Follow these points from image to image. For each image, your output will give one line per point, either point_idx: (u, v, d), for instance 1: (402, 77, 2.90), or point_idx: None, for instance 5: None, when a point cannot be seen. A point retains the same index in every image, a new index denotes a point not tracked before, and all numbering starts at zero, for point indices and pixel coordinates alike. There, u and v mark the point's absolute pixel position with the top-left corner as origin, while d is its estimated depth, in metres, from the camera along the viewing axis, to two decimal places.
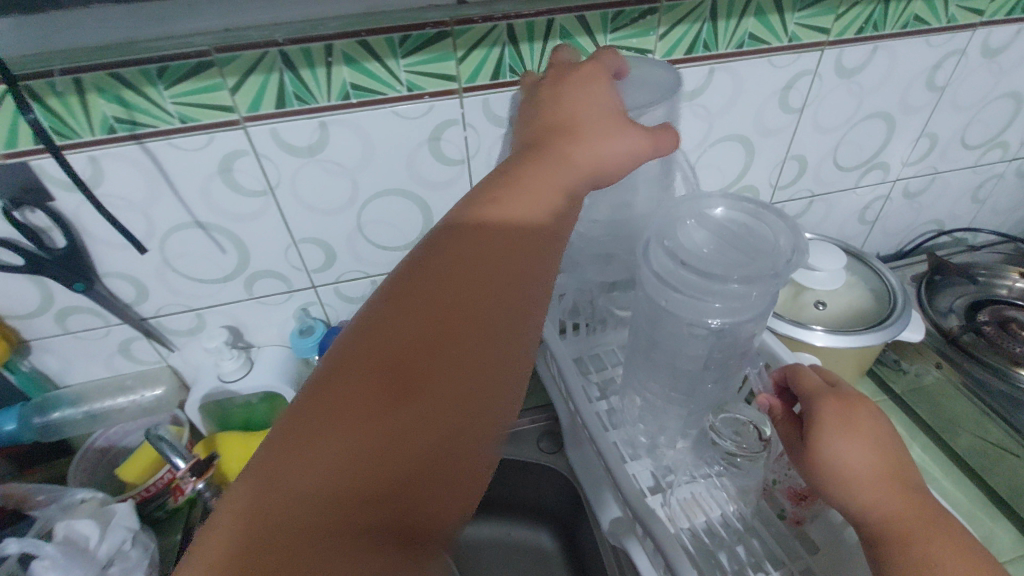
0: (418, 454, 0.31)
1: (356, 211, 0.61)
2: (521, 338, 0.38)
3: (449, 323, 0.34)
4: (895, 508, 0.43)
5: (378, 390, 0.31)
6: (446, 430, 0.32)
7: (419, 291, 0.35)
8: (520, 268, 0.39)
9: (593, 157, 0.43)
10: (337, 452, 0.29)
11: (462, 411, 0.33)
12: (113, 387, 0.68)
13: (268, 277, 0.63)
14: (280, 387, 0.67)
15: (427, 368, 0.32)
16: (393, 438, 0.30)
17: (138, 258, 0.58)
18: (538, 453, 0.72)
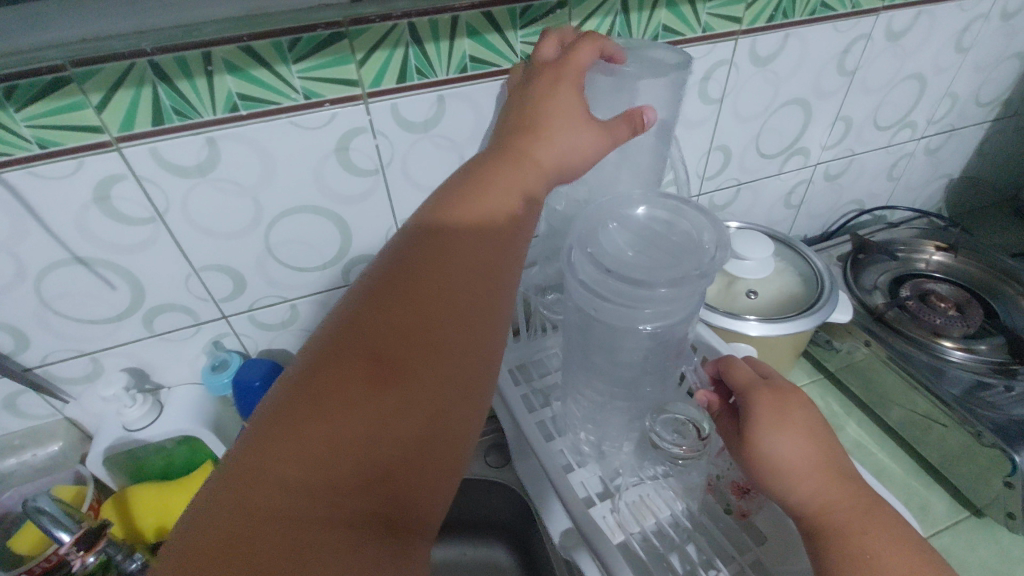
0: (403, 441, 0.29)
1: (263, 231, 0.56)
2: (502, 324, 0.36)
3: (396, 329, 0.32)
4: (831, 497, 0.43)
5: (359, 377, 0.30)
6: (401, 439, 0.29)
7: (398, 279, 0.34)
8: (498, 254, 0.38)
9: (554, 155, 0.43)
10: (319, 442, 0.28)
11: (426, 411, 0.30)
12: None
13: (171, 310, 0.58)
14: (194, 428, 0.61)
15: (407, 354, 0.31)
16: (377, 427, 0.29)
17: (12, 302, 0.51)
18: (485, 468, 0.70)
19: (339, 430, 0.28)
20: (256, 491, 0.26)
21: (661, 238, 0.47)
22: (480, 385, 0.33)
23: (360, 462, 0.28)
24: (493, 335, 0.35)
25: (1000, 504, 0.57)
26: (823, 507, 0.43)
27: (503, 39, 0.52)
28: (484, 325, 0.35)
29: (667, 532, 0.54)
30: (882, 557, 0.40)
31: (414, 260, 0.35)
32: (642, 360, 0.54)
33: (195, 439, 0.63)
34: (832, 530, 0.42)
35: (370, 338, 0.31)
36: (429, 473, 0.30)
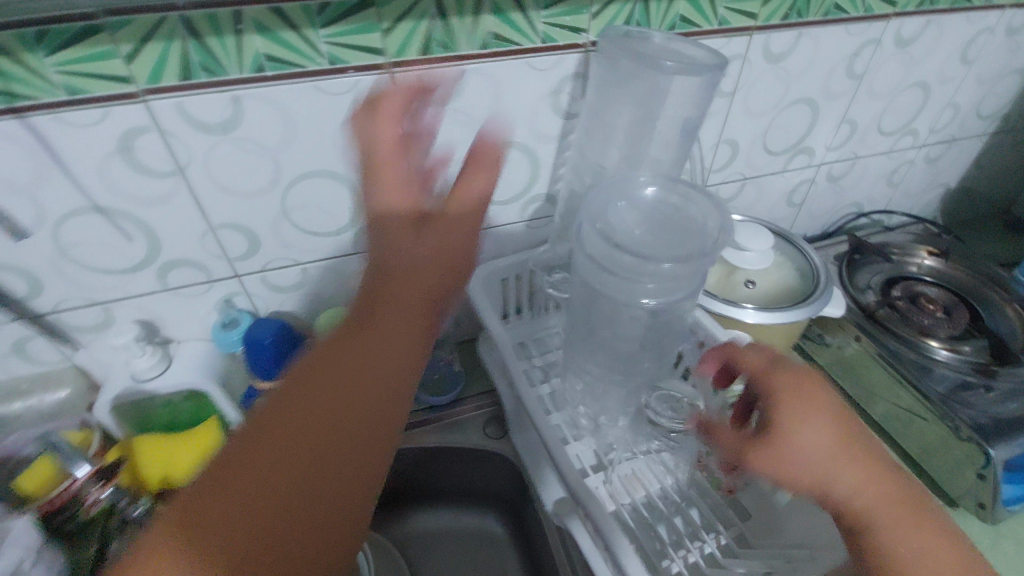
0: (293, 544, 0.32)
1: (281, 193, 0.57)
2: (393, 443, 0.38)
3: (298, 434, 0.34)
4: (873, 493, 0.40)
5: (269, 466, 0.33)
6: (298, 535, 0.32)
7: (308, 395, 0.36)
8: (399, 356, 0.38)
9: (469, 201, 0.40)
10: (220, 537, 0.31)
11: (326, 500, 0.34)
12: (8, 392, 0.61)
13: (185, 266, 0.59)
14: (202, 383, 0.62)
15: (307, 454, 0.34)
16: (267, 524, 0.32)
17: (29, 246, 0.52)
18: (484, 438, 0.72)
19: (237, 520, 0.31)
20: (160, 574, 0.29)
21: (670, 220, 0.49)
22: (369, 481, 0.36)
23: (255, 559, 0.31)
24: (388, 429, 0.37)
25: (974, 496, 0.60)
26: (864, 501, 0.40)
27: (526, 18, 0.53)
28: (377, 421, 0.37)
29: (657, 505, 0.56)
30: (909, 544, 0.39)
31: (338, 356, 0.37)
32: (643, 340, 0.56)
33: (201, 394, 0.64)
34: (873, 528, 0.39)
35: (282, 431, 0.34)
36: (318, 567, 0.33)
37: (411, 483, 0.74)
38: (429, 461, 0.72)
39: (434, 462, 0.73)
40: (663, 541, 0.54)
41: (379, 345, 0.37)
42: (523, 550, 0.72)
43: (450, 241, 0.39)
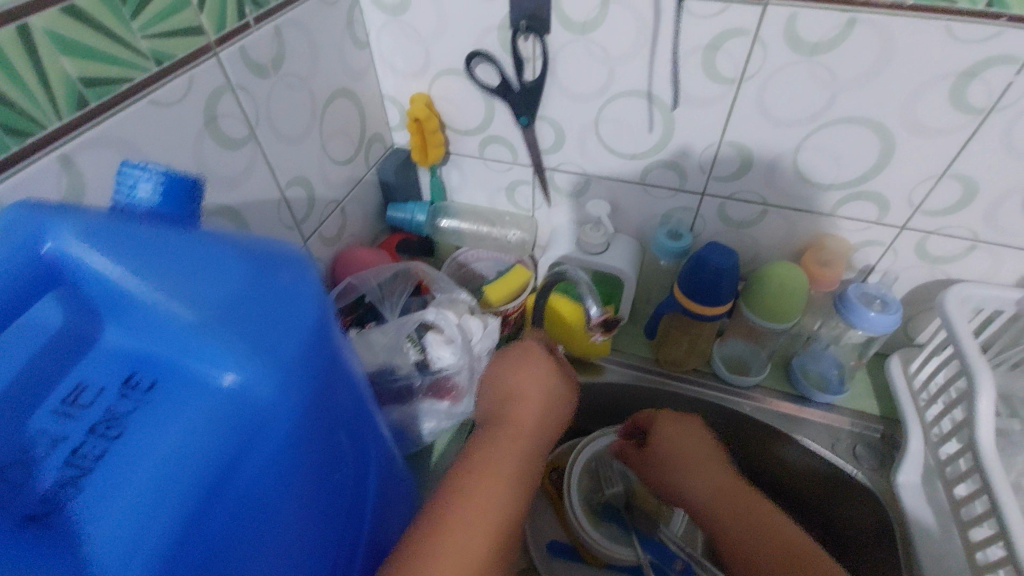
0: (780, 547, 0.55)
1: (807, 132, 0.54)
2: (767, 524, 0.57)
3: (751, 520, 0.58)
4: (758, 523, 0.58)
5: (781, 558, 0.54)
6: (789, 543, 0.55)
7: (745, 517, 0.58)
8: (752, 515, 0.59)
9: (736, 521, 0.59)
10: (766, 527, 0.57)
11: (778, 529, 0.57)
12: (488, 217, 0.76)
13: (670, 169, 0.62)
14: (628, 275, 0.67)
15: (761, 536, 0.57)
16: (765, 531, 0.57)
17: (577, 111, 0.61)
18: (851, 459, 0.63)
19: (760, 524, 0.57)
20: (753, 545, 0.56)
21: None
22: (798, 547, 0.55)
23: (788, 548, 0.55)
24: (772, 525, 0.57)
25: None
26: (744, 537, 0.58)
27: None
28: (792, 546, 0.55)
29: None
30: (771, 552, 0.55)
31: (736, 500, 0.60)
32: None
33: (616, 280, 0.69)
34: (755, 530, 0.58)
35: (752, 531, 0.57)
36: (767, 522, 0.58)
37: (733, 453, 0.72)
38: (769, 446, 0.68)
39: (774, 451, 0.68)
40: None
41: (755, 513, 0.58)
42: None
43: (720, 480, 0.62)
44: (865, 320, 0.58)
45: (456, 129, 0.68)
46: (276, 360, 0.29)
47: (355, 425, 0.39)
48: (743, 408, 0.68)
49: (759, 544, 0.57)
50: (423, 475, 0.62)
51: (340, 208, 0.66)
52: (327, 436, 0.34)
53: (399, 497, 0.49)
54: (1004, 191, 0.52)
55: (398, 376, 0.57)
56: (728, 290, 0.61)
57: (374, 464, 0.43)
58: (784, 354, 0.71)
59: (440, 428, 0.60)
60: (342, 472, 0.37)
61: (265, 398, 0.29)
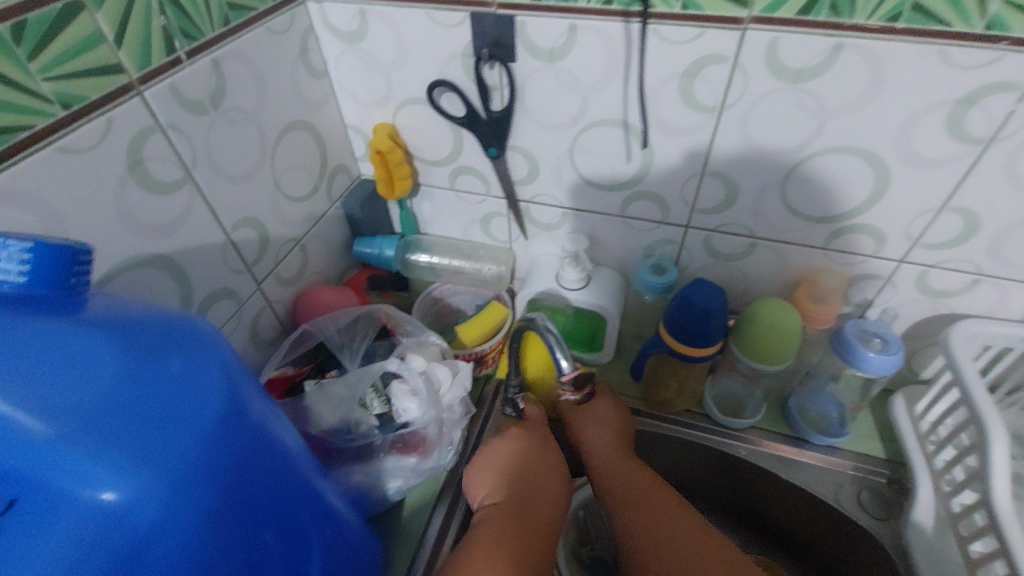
0: (662, 514, 0.50)
1: (796, 162, 0.50)
2: (661, 499, 0.52)
3: (638, 493, 0.52)
4: (641, 490, 0.53)
5: (674, 524, 0.49)
6: (678, 519, 0.49)
7: (634, 490, 0.53)
8: (647, 489, 0.53)
9: (625, 486, 0.54)
10: (657, 496, 0.52)
11: (667, 498, 0.52)
12: (462, 250, 0.72)
13: (651, 200, 0.58)
14: (611, 312, 0.62)
15: (648, 505, 0.51)
16: (644, 504, 0.51)
17: (549, 141, 0.57)
18: (855, 509, 0.58)
19: (655, 494, 0.52)
20: (638, 515, 0.51)
21: None
22: (681, 519, 0.49)
23: (672, 523, 0.49)
24: (661, 504, 0.51)
25: None
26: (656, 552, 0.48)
27: None
28: (671, 521, 0.49)
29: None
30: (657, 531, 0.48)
31: (626, 469, 0.55)
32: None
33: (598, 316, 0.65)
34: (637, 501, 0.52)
35: (640, 495, 0.52)
36: (659, 497, 0.52)
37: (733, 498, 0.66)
38: (770, 491, 0.63)
39: (775, 497, 0.63)
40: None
41: (642, 485, 0.53)
42: None
43: (632, 461, 0.56)
44: (865, 361, 0.54)
45: (424, 160, 0.64)
46: (168, 470, 0.25)
47: (282, 520, 0.34)
48: (738, 451, 0.63)
49: (645, 520, 0.50)
50: (392, 536, 0.57)
51: (301, 247, 0.61)
52: (242, 541, 0.30)
53: (354, 575, 0.45)
54: (1010, 224, 0.48)
55: (357, 435, 0.52)
56: (717, 330, 0.56)
57: (316, 551, 0.39)
58: (780, 392, 0.67)
59: (407, 487, 0.55)
60: (267, 574, 0.33)
61: (150, 516, 0.25)
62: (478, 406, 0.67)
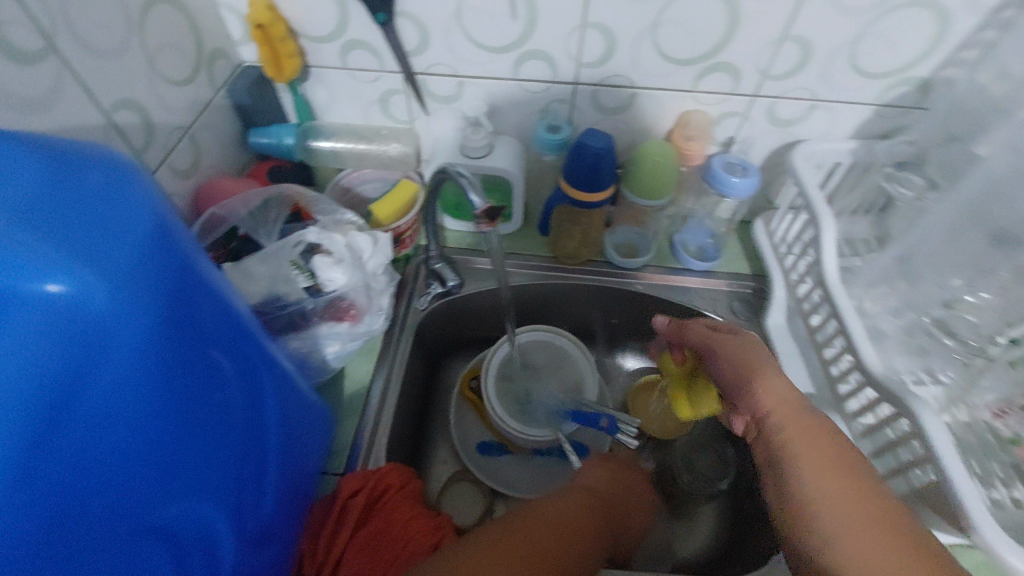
0: (857, 475, 0.39)
1: (663, 4, 0.55)
2: (801, 427, 0.42)
3: (774, 411, 0.44)
4: (820, 446, 0.41)
5: (846, 471, 0.39)
6: (850, 472, 0.39)
7: (814, 440, 0.41)
8: (815, 436, 0.41)
9: (782, 423, 0.43)
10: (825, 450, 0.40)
11: (833, 451, 0.40)
12: (364, 134, 0.72)
13: (540, 59, 0.61)
14: (515, 175, 0.67)
15: (783, 433, 0.42)
16: (834, 456, 0.40)
17: (436, 2, 0.57)
18: (730, 314, 0.70)
19: (807, 427, 0.42)
20: (816, 468, 0.39)
21: None
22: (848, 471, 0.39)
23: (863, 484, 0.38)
24: (801, 432, 0.42)
25: None
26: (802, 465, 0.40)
27: None
28: (799, 444, 0.41)
29: (956, 430, 0.52)
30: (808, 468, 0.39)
31: (779, 416, 0.43)
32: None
33: (503, 181, 0.69)
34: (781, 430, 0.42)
35: (829, 450, 0.40)
36: (794, 426, 0.42)
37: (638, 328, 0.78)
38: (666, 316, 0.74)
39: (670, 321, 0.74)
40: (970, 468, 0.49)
41: (822, 439, 0.41)
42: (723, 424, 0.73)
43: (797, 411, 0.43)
44: (732, 186, 0.63)
45: (309, 36, 0.62)
46: (109, 266, 0.26)
47: (227, 342, 0.37)
48: (636, 286, 0.73)
49: (809, 469, 0.39)
50: (336, 402, 0.62)
51: (190, 136, 0.59)
52: (190, 348, 0.33)
53: (304, 422, 0.50)
54: (834, 48, 0.57)
55: (289, 304, 0.54)
56: (609, 174, 0.63)
57: (265, 382, 0.43)
58: (667, 234, 0.76)
59: (343, 351, 0.59)
60: (221, 388, 0.36)
61: (104, 306, 0.26)
62: (403, 287, 0.71)
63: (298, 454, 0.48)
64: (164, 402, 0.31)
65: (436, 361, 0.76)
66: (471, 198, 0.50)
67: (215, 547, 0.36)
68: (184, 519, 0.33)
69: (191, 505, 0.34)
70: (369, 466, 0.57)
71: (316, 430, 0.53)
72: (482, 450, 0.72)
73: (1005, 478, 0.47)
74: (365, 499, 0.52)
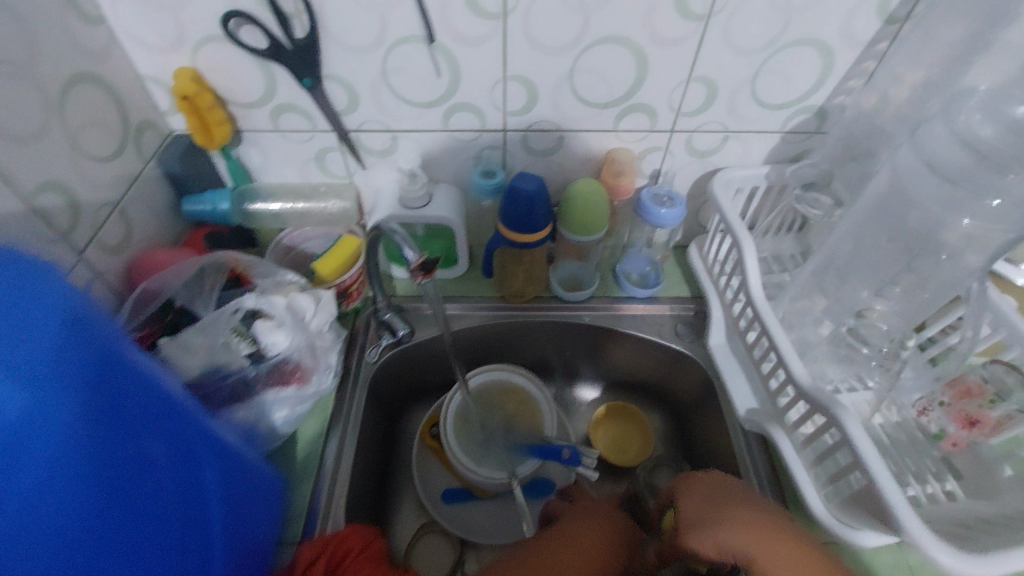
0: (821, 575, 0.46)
1: (576, 55, 0.58)
2: (781, 548, 0.47)
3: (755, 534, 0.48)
4: (790, 555, 0.47)
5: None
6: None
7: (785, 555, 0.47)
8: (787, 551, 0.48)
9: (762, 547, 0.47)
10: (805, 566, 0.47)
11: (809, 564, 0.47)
12: (303, 192, 0.73)
13: (467, 111, 0.64)
14: (455, 221, 0.68)
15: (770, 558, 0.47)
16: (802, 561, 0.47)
17: (361, 65, 0.59)
18: (675, 337, 0.73)
19: (783, 542, 0.48)
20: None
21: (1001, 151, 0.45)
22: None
23: None
24: (787, 550, 0.47)
25: None
26: (750, 546, 0.48)
27: None
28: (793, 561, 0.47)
29: (889, 431, 0.56)
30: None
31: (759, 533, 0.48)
32: (922, 274, 0.52)
33: (445, 228, 0.71)
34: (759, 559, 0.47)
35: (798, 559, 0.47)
36: (778, 542, 0.48)
37: (593, 358, 0.79)
38: (616, 345, 0.76)
39: (622, 349, 0.77)
40: (903, 466, 0.53)
41: (787, 544, 0.48)
42: (681, 445, 0.76)
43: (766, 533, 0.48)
44: (660, 217, 0.66)
45: (238, 104, 0.63)
46: (12, 362, 0.26)
47: (161, 426, 0.37)
48: (584, 318, 0.75)
49: None
50: (290, 466, 0.60)
51: (118, 211, 0.58)
52: (120, 438, 0.32)
53: (252, 500, 0.48)
54: (736, 85, 0.62)
55: (230, 372, 0.53)
56: (543, 214, 0.65)
57: (207, 464, 0.42)
58: (609, 264, 0.79)
59: (293, 415, 0.57)
60: (157, 476, 0.35)
61: (13, 404, 0.26)
62: (353, 340, 0.71)
63: (248, 534, 0.46)
64: (92, 497, 0.30)
65: (394, 411, 0.76)
66: (406, 253, 0.51)
67: None
68: None
69: None
70: (326, 532, 0.56)
71: (270, 500, 0.52)
72: (447, 498, 0.71)
73: (936, 473, 0.51)
74: (323, 566, 0.50)
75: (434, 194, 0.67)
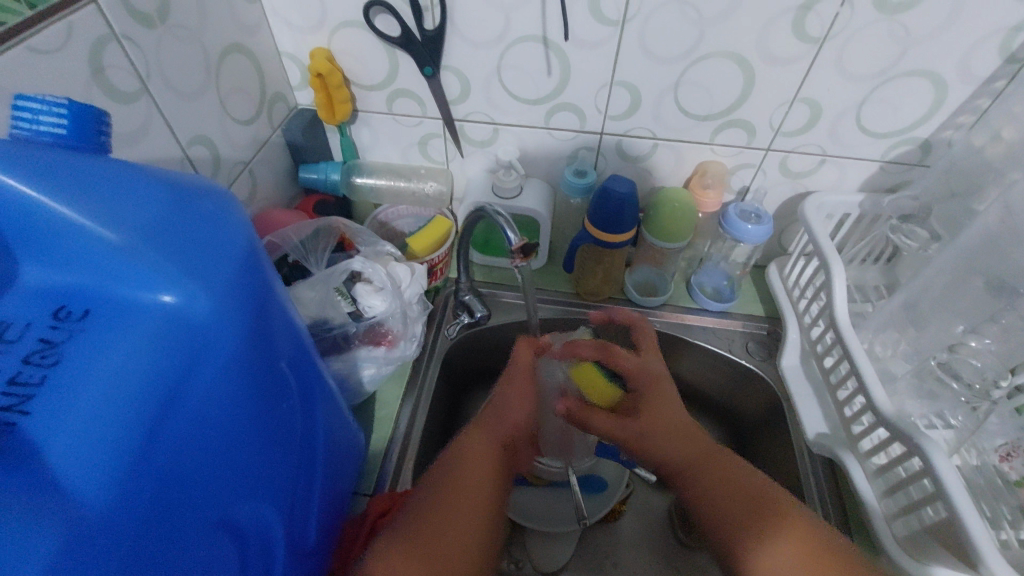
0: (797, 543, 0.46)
1: (685, 66, 0.61)
2: (757, 502, 0.49)
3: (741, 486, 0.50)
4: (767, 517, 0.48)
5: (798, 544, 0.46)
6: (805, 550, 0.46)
7: (767, 515, 0.48)
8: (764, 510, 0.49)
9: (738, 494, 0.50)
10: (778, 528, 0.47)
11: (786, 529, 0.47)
12: (403, 172, 0.78)
13: (570, 111, 0.67)
14: (543, 215, 0.71)
15: (747, 507, 0.49)
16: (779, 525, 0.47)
17: (479, 59, 0.63)
18: (745, 355, 0.73)
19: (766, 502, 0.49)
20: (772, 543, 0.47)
21: None
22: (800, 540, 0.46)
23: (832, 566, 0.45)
24: (762, 506, 0.49)
25: None
26: (724, 497, 0.50)
27: None
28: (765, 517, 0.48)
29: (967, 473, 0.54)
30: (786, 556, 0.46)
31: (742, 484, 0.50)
32: None
33: (531, 221, 0.74)
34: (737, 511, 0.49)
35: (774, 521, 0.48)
36: (751, 497, 0.49)
37: None
38: (683, 355, 0.77)
39: (688, 360, 0.77)
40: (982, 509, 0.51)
41: (769, 508, 0.49)
42: None
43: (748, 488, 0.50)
44: (745, 232, 0.67)
45: (361, 85, 0.68)
46: (209, 278, 0.30)
47: (295, 359, 0.40)
48: (654, 324, 0.76)
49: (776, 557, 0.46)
50: (368, 422, 0.64)
51: (248, 170, 0.64)
52: (269, 362, 0.35)
53: (345, 446, 0.52)
54: (840, 110, 0.62)
55: (332, 327, 0.58)
56: (631, 218, 0.67)
57: (318, 403, 0.45)
58: (684, 275, 0.80)
59: (379, 374, 0.62)
60: (287, 402, 0.38)
61: (205, 314, 0.30)
62: (432, 316, 0.75)
63: (339, 473, 0.50)
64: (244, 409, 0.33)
65: (460, 389, 0.79)
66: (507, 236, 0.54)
67: (273, 549, 0.38)
68: (251, 519, 0.35)
69: (259, 506, 0.36)
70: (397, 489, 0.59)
71: (353, 454, 0.55)
72: None
73: (1012, 519, 0.48)
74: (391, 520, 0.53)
75: (526, 187, 0.71)
